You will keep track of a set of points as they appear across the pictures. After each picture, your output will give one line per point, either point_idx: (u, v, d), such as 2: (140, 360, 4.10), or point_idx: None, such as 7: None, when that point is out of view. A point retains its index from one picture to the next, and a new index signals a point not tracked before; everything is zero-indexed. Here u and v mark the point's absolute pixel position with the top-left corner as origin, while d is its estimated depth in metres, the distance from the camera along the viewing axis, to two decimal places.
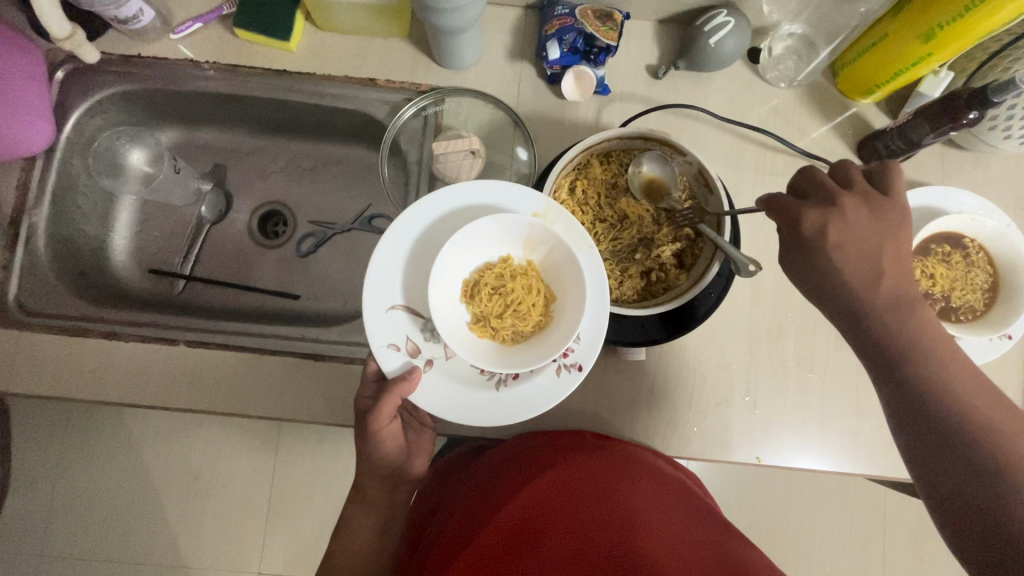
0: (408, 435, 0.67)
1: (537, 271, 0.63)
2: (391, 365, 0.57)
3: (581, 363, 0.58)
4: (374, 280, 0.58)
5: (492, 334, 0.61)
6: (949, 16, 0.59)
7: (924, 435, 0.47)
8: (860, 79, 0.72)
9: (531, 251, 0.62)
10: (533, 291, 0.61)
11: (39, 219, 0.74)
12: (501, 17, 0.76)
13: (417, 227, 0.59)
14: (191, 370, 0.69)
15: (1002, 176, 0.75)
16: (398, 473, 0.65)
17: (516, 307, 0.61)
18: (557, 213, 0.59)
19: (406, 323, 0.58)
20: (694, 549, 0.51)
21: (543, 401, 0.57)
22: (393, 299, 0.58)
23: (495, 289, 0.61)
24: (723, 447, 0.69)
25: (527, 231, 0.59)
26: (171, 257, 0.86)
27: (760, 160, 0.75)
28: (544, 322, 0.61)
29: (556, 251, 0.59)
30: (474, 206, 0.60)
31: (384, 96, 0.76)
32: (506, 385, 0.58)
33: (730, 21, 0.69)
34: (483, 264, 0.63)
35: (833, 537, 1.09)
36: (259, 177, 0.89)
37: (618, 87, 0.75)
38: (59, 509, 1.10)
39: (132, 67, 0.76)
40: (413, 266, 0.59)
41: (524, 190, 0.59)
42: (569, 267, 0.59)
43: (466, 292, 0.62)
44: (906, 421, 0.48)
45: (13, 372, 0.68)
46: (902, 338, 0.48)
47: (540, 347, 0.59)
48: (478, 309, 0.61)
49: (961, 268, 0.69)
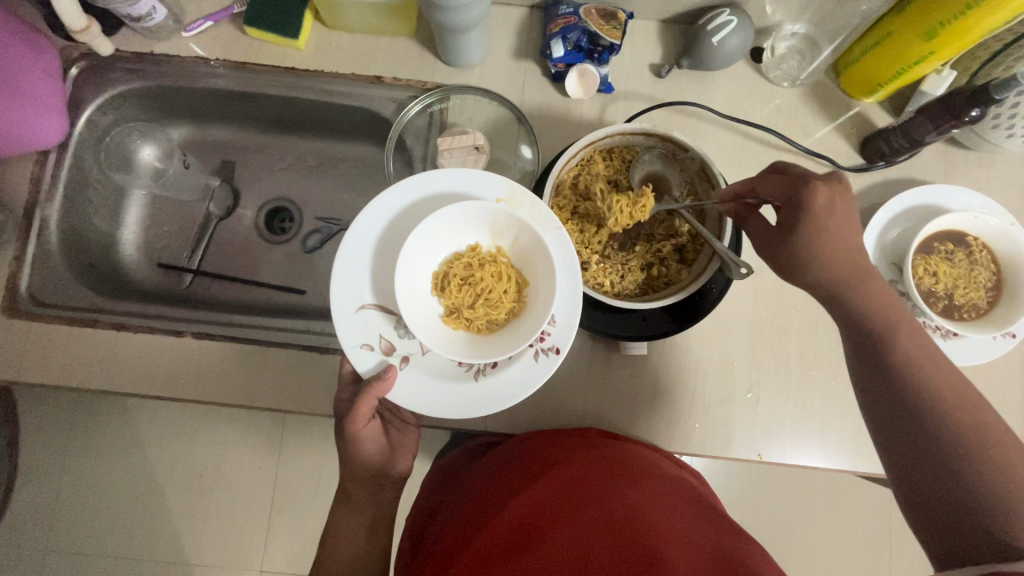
0: (390, 433, 0.67)
1: (505, 257, 0.64)
2: (367, 366, 0.58)
3: (558, 346, 0.58)
4: (343, 277, 0.58)
5: (466, 325, 0.62)
6: (952, 14, 0.59)
7: (910, 458, 0.47)
8: (863, 78, 0.72)
9: (500, 238, 0.63)
10: (502, 277, 0.62)
11: (51, 213, 0.75)
12: (505, 17, 0.77)
13: (380, 222, 0.60)
14: (198, 361, 0.70)
15: (1006, 175, 0.75)
16: (381, 474, 0.65)
17: (486, 297, 0.61)
18: (521, 197, 0.60)
19: (377, 321, 0.59)
20: (698, 550, 0.51)
21: (521, 385, 0.58)
22: (363, 297, 0.59)
23: (464, 280, 0.62)
24: (725, 444, 0.69)
25: (492, 218, 0.60)
26: (180, 251, 0.88)
27: (762, 159, 0.75)
28: (517, 308, 0.62)
29: (523, 236, 0.60)
30: (436, 196, 0.60)
31: (390, 94, 0.77)
32: (485, 374, 0.58)
33: (734, 20, 0.70)
34: (451, 254, 0.64)
35: (837, 541, 1.08)
36: (266, 174, 0.90)
37: (621, 85, 0.76)
38: (64, 503, 1.11)
39: (144, 64, 0.78)
40: (379, 261, 0.59)
41: (486, 176, 0.60)
42: (538, 251, 0.60)
43: (436, 285, 0.63)
44: (898, 451, 0.48)
45: (23, 363, 0.69)
46: (902, 381, 0.49)
47: (515, 334, 0.59)
48: (449, 302, 0.62)
49: (965, 266, 0.69)
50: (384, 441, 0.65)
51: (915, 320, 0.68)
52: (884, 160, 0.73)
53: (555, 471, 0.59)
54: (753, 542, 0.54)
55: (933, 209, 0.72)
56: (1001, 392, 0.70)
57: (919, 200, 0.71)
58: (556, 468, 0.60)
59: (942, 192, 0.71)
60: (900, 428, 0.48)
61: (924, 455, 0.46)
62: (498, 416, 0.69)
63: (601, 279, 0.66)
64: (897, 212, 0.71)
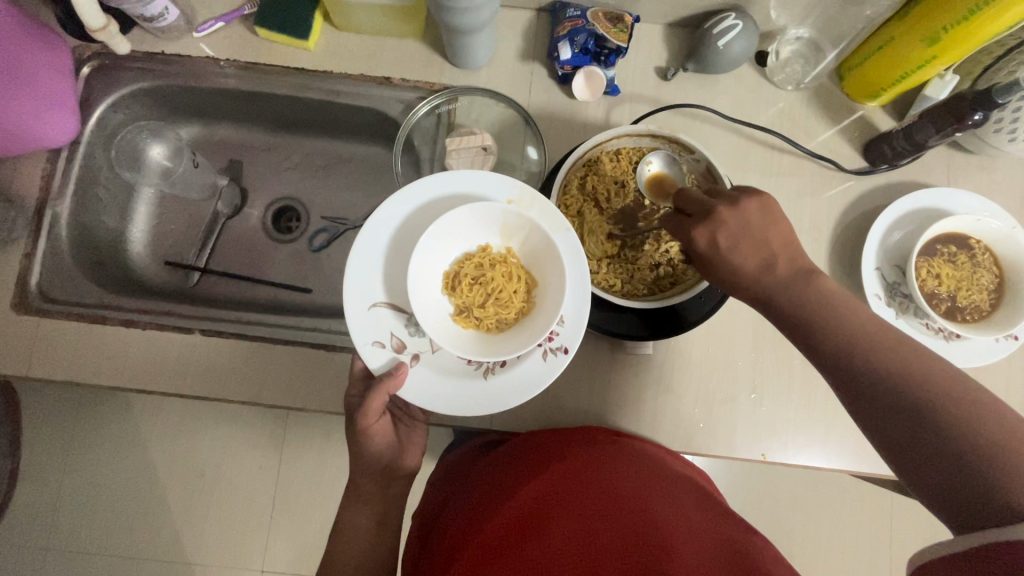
0: (399, 427, 0.68)
1: (515, 257, 0.64)
2: (377, 363, 0.58)
3: (566, 346, 0.58)
4: (356, 276, 0.59)
5: (475, 324, 0.62)
6: (954, 19, 0.60)
7: (906, 438, 0.43)
8: (865, 83, 0.73)
9: (510, 239, 0.63)
10: (513, 278, 0.63)
11: (61, 209, 0.76)
12: (513, 19, 0.78)
13: (393, 221, 0.60)
14: (205, 358, 0.70)
15: (1008, 179, 0.76)
16: (389, 469, 0.65)
17: (497, 296, 0.62)
18: (532, 199, 0.60)
19: (389, 319, 0.59)
20: (706, 548, 0.51)
21: (531, 384, 0.58)
22: (375, 296, 0.59)
23: (475, 279, 0.63)
24: (729, 444, 0.69)
25: (503, 219, 0.60)
26: (188, 249, 0.88)
27: (766, 161, 0.76)
28: (526, 308, 0.63)
29: (533, 237, 0.61)
30: (448, 197, 0.61)
31: (398, 95, 0.78)
32: (494, 373, 0.59)
33: (739, 24, 0.71)
34: (462, 255, 0.64)
35: (839, 544, 1.08)
36: (273, 173, 0.91)
37: (627, 87, 0.77)
38: (66, 501, 1.11)
39: (155, 64, 0.79)
40: (393, 260, 0.60)
41: (498, 178, 0.60)
42: (547, 251, 0.60)
43: (447, 285, 0.63)
44: (892, 435, 0.44)
45: (32, 359, 0.69)
46: (884, 363, 0.45)
47: (524, 334, 0.60)
48: (460, 300, 0.63)
49: (967, 269, 0.70)
50: (393, 436, 0.66)
51: (918, 323, 0.69)
52: (886, 163, 0.74)
53: (530, 481, 0.58)
54: (759, 540, 0.54)
55: (936, 212, 0.72)
56: (1002, 394, 0.71)
57: (922, 203, 0.72)
58: (562, 464, 0.59)
59: (943, 196, 0.72)
60: (891, 411, 0.44)
61: (903, 437, 0.43)
62: (504, 414, 0.70)
63: (611, 279, 0.67)
64: (900, 214, 0.72)
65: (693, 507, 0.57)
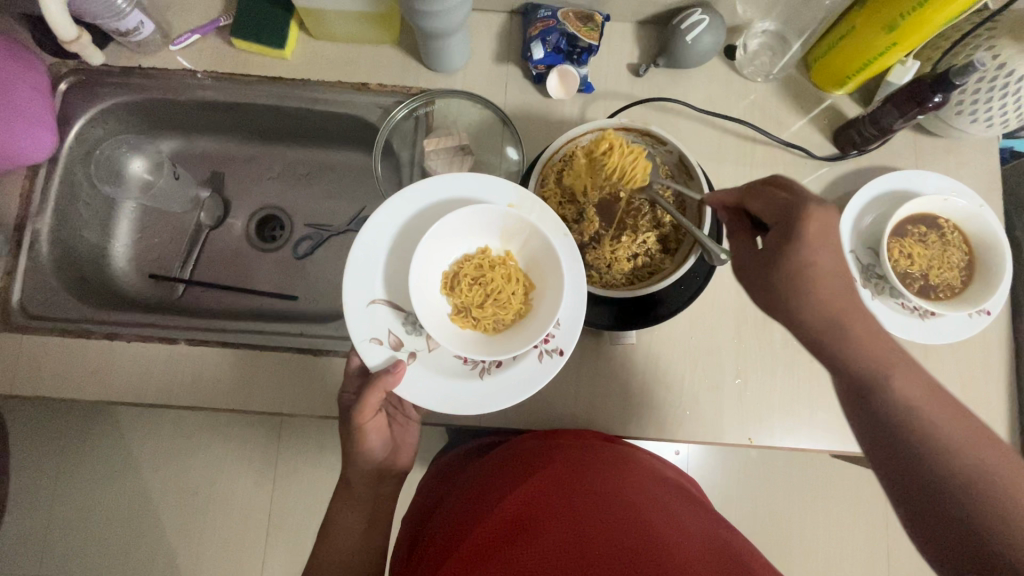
0: (394, 428, 0.68)
1: (515, 260, 0.65)
2: (375, 360, 0.58)
3: (562, 349, 0.59)
4: (357, 273, 0.59)
5: (473, 324, 0.63)
6: (908, 8, 0.63)
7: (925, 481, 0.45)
8: (831, 71, 0.75)
9: (510, 242, 0.64)
10: (511, 280, 0.63)
11: (41, 225, 0.76)
12: (486, 22, 0.80)
13: (398, 220, 0.61)
14: (191, 368, 0.70)
15: (974, 161, 0.78)
16: (385, 467, 0.66)
17: (495, 298, 0.63)
18: (531, 205, 0.61)
19: (387, 317, 0.60)
20: (696, 552, 0.51)
21: (526, 385, 0.58)
22: (376, 292, 0.60)
23: (474, 280, 0.64)
24: (716, 429, 0.70)
25: (503, 222, 0.61)
26: (171, 262, 0.88)
27: (740, 151, 0.78)
28: (524, 309, 0.64)
29: (533, 241, 0.62)
30: (451, 198, 0.62)
31: (376, 101, 0.78)
32: (490, 372, 0.59)
33: (705, 19, 0.73)
34: (462, 255, 0.65)
35: (836, 529, 1.09)
36: (254, 183, 0.92)
37: (600, 84, 0.78)
38: (56, 526, 1.10)
39: (132, 78, 0.79)
40: (394, 259, 0.61)
41: (500, 182, 0.61)
42: (547, 255, 0.61)
43: (447, 285, 0.64)
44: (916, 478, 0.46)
45: (16, 376, 0.69)
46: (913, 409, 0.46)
47: (522, 335, 0.61)
48: (459, 300, 0.63)
49: (937, 248, 0.72)
50: (389, 436, 0.66)
51: (894, 302, 0.70)
52: (855, 149, 0.76)
53: (525, 483, 0.59)
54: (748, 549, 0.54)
55: (906, 194, 0.74)
56: (980, 369, 0.72)
57: (892, 186, 0.74)
58: (555, 468, 0.60)
59: (912, 177, 0.74)
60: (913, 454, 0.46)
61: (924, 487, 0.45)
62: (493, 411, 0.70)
63: (591, 272, 0.68)
64: (871, 199, 0.74)
65: (681, 512, 0.58)
